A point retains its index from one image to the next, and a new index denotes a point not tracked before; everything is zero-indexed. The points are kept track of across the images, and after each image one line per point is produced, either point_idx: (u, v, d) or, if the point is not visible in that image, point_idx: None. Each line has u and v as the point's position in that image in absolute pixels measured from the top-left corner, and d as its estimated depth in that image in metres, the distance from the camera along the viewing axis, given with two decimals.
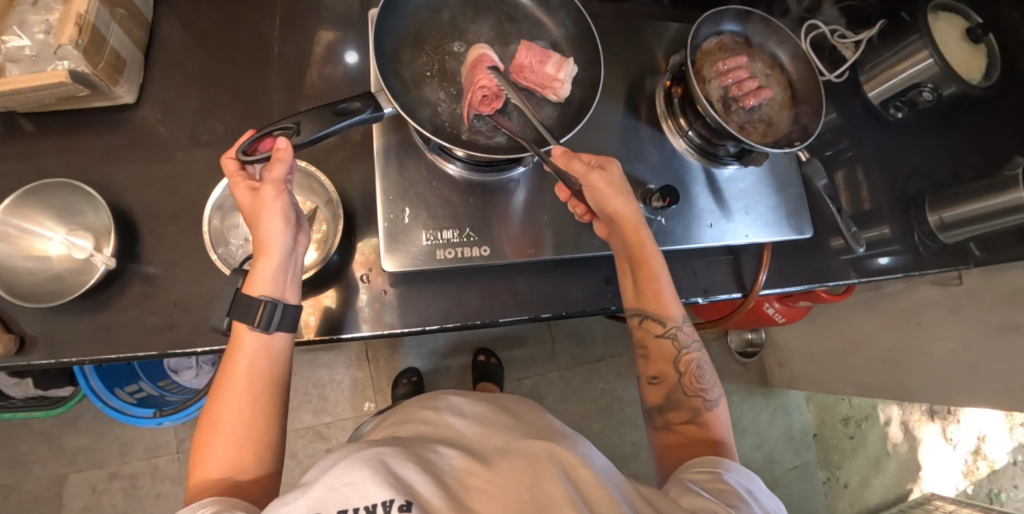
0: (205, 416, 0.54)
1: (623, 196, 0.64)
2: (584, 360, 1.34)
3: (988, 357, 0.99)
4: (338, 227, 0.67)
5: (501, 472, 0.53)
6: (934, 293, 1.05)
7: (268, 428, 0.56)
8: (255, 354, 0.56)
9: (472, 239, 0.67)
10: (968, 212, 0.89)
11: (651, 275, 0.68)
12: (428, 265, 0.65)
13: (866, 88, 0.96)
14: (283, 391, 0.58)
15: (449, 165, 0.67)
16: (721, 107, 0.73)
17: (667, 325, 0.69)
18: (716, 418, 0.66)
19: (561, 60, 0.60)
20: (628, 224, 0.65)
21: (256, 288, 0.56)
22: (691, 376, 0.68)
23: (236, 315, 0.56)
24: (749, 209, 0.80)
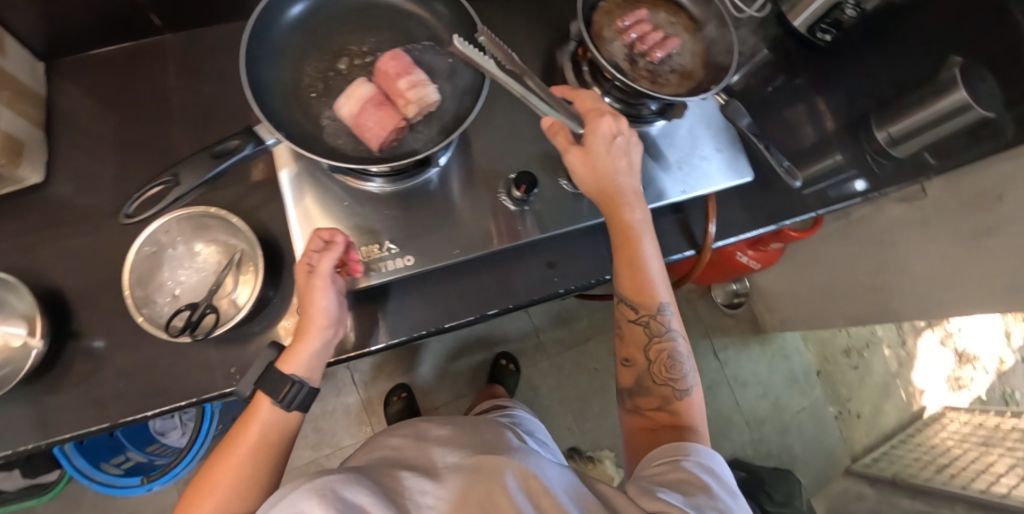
0: (205, 476, 0.58)
1: (604, 177, 0.64)
2: (571, 344, 1.32)
3: (967, 264, 0.98)
4: (264, 264, 0.65)
5: (450, 489, 0.53)
6: (902, 210, 1.03)
7: (254, 494, 0.58)
8: (268, 427, 0.61)
9: (395, 251, 0.65)
10: (913, 124, 0.86)
11: (632, 254, 0.66)
12: (354, 286, 0.64)
13: (790, 17, 0.91)
14: (278, 463, 0.61)
15: (368, 183, 0.66)
16: (627, 65, 0.70)
17: (641, 311, 0.68)
18: (687, 405, 0.67)
19: (418, 78, 0.55)
20: (609, 199, 0.65)
21: (290, 365, 0.61)
22: (662, 364, 0.68)
23: (261, 387, 0.60)
24: (682, 164, 0.76)
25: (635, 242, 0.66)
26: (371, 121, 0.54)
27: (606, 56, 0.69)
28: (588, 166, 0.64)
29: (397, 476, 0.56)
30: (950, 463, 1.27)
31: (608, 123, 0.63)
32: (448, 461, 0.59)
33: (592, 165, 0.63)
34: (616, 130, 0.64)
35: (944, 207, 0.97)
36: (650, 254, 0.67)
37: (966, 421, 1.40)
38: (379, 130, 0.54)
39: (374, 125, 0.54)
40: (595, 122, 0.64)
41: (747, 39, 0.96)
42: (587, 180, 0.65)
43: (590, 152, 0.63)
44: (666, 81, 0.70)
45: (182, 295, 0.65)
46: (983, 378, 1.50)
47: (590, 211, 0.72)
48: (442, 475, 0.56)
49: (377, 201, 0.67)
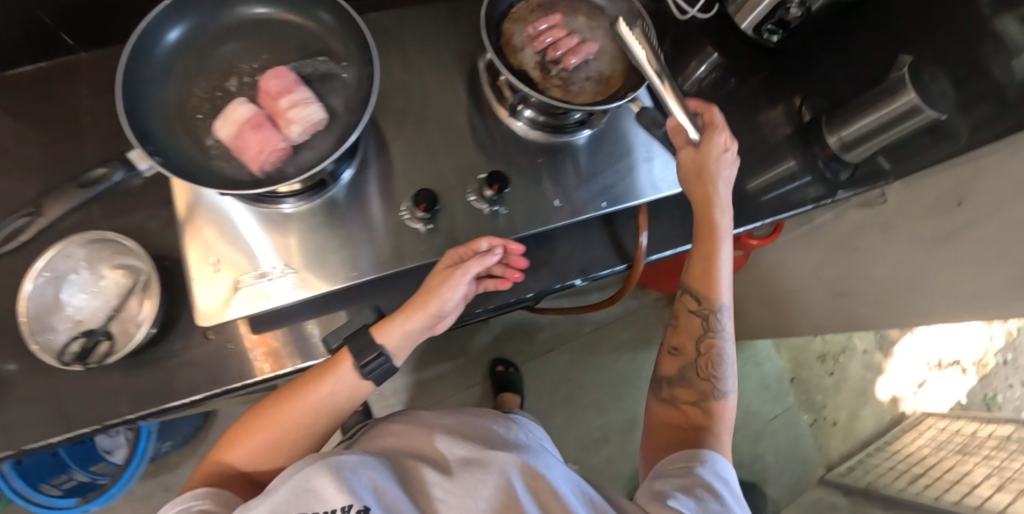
0: (267, 411, 0.60)
1: (701, 180, 0.68)
2: (534, 354, 1.26)
3: (929, 270, 0.94)
4: (160, 287, 0.63)
5: (462, 485, 0.48)
6: (862, 215, 0.99)
7: (291, 449, 0.59)
8: (342, 388, 0.61)
9: (289, 275, 0.63)
10: (866, 126, 0.82)
11: (707, 253, 0.69)
12: (245, 313, 0.62)
13: (737, 19, 0.88)
14: (328, 430, 0.61)
15: (280, 204, 0.64)
16: (540, 73, 0.67)
17: (704, 304, 0.69)
18: (721, 407, 0.66)
19: (301, 98, 0.53)
20: (701, 198, 0.69)
21: (386, 336, 0.63)
22: (708, 360, 0.68)
23: (350, 345, 0.62)
24: (603, 175, 0.72)
25: (708, 241, 0.69)
26: (250, 144, 0.52)
27: (516, 65, 0.66)
28: (694, 166, 0.68)
29: (410, 466, 0.52)
30: (925, 472, 1.21)
31: (723, 136, 0.67)
32: (455, 451, 0.54)
33: (698, 164, 0.67)
34: (726, 145, 0.68)
35: (904, 211, 0.93)
36: (724, 259, 0.69)
37: (945, 427, 1.36)
38: (258, 153, 0.52)
39: (255, 147, 0.51)
40: (712, 133, 0.67)
41: (694, 42, 0.92)
42: (692, 177, 0.69)
43: (698, 155, 0.67)
44: (581, 88, 0.67)
45: (84, 320, 0.64)
46: (960, 379, 1.46)
47: (502, 229, 0.69)
48: (454, 468, 0.51)
49: (288, 222, 0.65)
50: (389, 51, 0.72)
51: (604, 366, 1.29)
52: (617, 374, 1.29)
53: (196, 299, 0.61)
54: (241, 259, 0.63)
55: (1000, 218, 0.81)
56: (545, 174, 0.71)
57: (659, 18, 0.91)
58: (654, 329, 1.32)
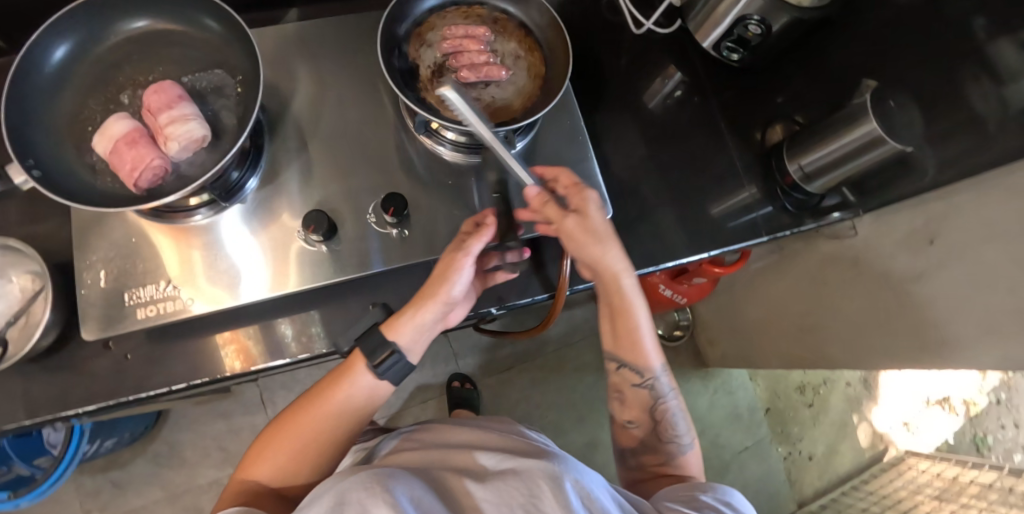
0: (286, 423, 0.62)
1: (601, 245, 0.63)
2: (494, 370, 1.25)
3: (898, 311, 0.86)
4: (56, 296, 0.62)
5: (500, 493, 0.48)
6: (834, 247, 0.94)
7: (317, 454, 0.62)
8: (359, 389, 0.63)
9: (176, 290, 0.60)
10: (826, 157, 0.76)
11: (629, 326, 0.68)
12: (126, 328, 0.58)
13: (697, 37, 0.85)
14: (351, 426, 0.64)
15: (192, 215, 0.62)
16: (432, 76, 0.65)
17: (645, 376, 0.69)
18: (685, 462, 0.70)
19: (181, 114, 0.52)
20: (607, 275, 0.65)
21: (399, 332, 0.63)
22: (665, 423, 0.70)
23: (363, 346, 0.63)
24: (524, 200, 0.68)
25: (630, 314, 0.68)
26: (124, 160, 0.51)
27: (413, 61, 0.65)
28: (585, 234, 0.63)
29: (447, 480, 0.52)
30: None
31: (595, 200, 0.64)
32: (490, 463, 0.54)
33: (587, 233, 0.63)
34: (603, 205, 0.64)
35: (874, 247, 0.87)
36: (644, 323, 0.69)
37: (923, 467, 1.27)
38: (131, 170, 0.51)
39: (131, 166, 0.50)
40: (583, 197, 0.64)
41: (653, 59, 0.89)
42: (591, 245, 0.63)
43: (584, 229, 0.62)
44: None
45: None
46: (946, 418, 1.34)
47: (408, 252, 0.65)
48: (490, 477, 0.51)
49: (202, 233, 0.62)
50: (313, 60, 0.70)
51: (566, 386, 1.27)
52: (581, 396, 1.26)
53: (182, 304, 0.60)
54: (203, 267, 0.61)
55: (968, 260, 0.73)
56: (464, 194, 0.68)
57: (615, 34, 0.88)
58: None
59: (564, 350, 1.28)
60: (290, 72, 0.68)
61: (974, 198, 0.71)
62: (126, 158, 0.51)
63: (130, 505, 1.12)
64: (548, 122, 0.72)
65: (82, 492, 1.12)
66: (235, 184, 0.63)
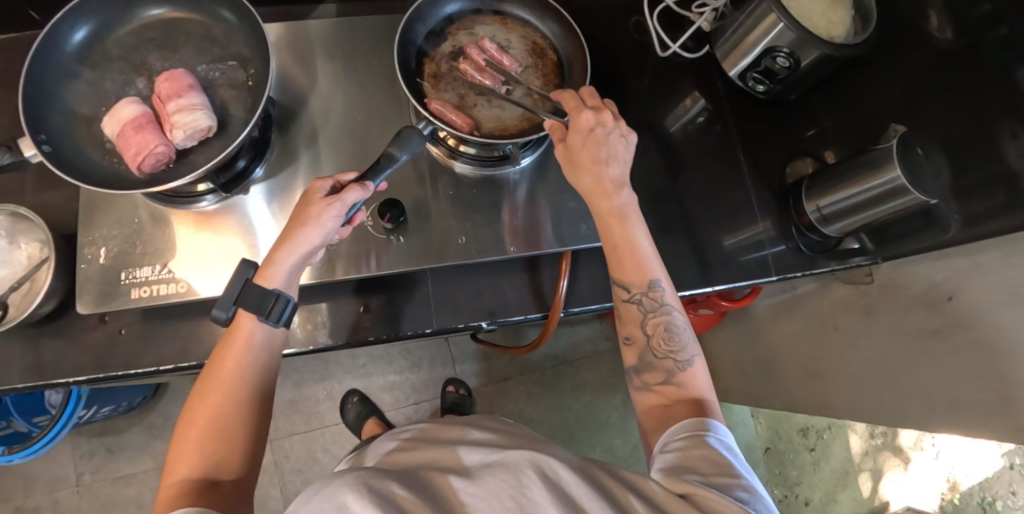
0: (189, 409, 0.52)
1: (587, 169, 0.59)
2: (491, 380, 1.24)
3: (908, 367, 0.82)
4: (59, 268, 0.63)
5: (488, 486, 0.46)
6: (848, 292, 0.91)
7: (244, 423, 0.52)
8: (252, 342, 0.55)
9: (172, 274, 0.61)
10: (848, 201, 0.73)
11: (610, 240, 0.61)
12: (120, 306, 0.60)
13: (725, 66, 0.83)
14: (269, 386, 0.56)
15: (200, 201, 0.62)
16: (448, 55, 0.67)
17: (634, 289, 0.61)
18: (691, 378, 0.59)
19: (189, 104, 0.53)
20: (593, 191, 0.59)
21: (271, 280, 0.55)
22: (660, 338, 0.60)
23: (244, 303, 0.54)
24: (526, 216, 0.67)
25: (616, 225, 0.60)
26: (129, 144, 0.52)
27: (447, 36, 0.67)
28: (571, 162, 0.59)
29: (435, 475, 0.49)
30: None
31: (586, 115, 0.58)
32: (474, 458, 0.52)
33: (573, 158, 0.59)
34: (596, 122, 0.58)
35: (889, 298, 0.84)
36: (637, 237, 0.61)
37: None
38: (134, 154, 0.51)
39: (136, 150, 0.51)
40: (575, 114, 0.58)
41: (678, 83, 0.87)
42: (578, 170, 0.59)
43: (572, 153, 0.59)
44: (443, 88, 0.65)
45: None
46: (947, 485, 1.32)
47: (402, 259, 0.64)
48: (477, 473, 0.49)
49: (209, 219, 0.63)
50: (330, 57, 0.70)
51: (562, 404, 1.25)
52: (575, 414, 1.25)
53: (189, 287, 0.61)
54: (217, 255, 0.62)
55: (987, 322, 0.69)
56: (465, 205, 0.67)
57: (641, 54, 0.86)
58: (620, 373, 1.28)
59: (563, 367, 1.27)
60: (310, 68, 0.69)
61: (999, 258, 0.68)
62: (133, 141, 0.52)
63: (122, 472, 1.15)
64: None
65: (79, 453, 1.15)
66: (241, 172, 0.63)
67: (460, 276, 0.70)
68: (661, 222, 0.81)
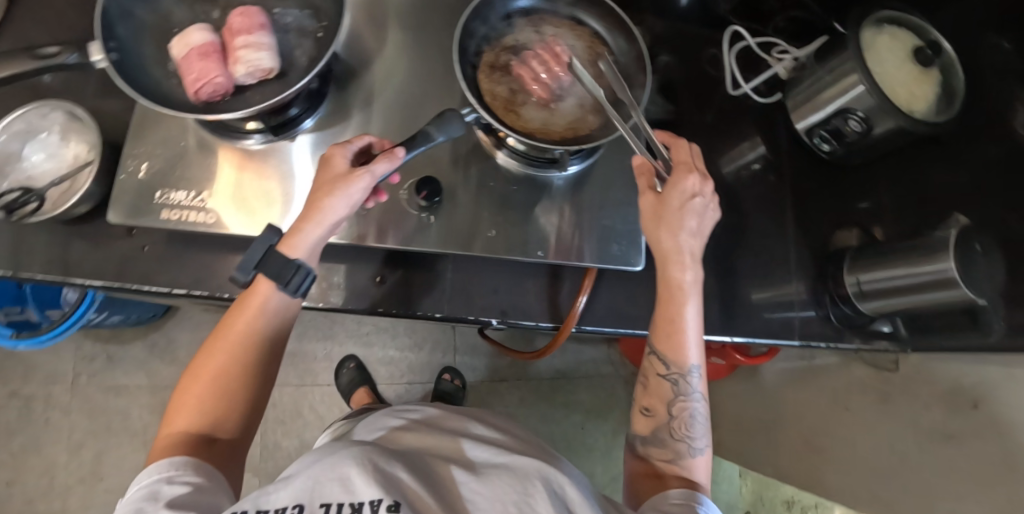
0: (198, 364, 0.53)
1: (671, 229, 0.59)
2: (486, 377, 1.23)
3: (914, 466, 0.79)
4: (102, 175, 0.65)
5: (490, 486, 0.45)
6: (867, 374, 0.87)
7: (244, 385, 0.53)
8: (263, 309, 0.54)
9: (203, 204, 0.61)
10: (890, 281, 0.70)
11: (669, 313, 0.60)
12: (147, 223, 0.60)
13: (793, 116, 0.80)
14: (275, 355, 0.56)
15: (247, 139, 0.63)
16: (505, 51, 0.63)
17: (672, 368, 0.60)
18: (694, 467, 0.58)
19: (256, 41, 0.53)
20: (666, 255, 0.60)
21: (294, 249, 0.54)
22: (682, 422, 0.59)
23: (264, 270, 0.53)
24: (559, 224, 0.66)
25: (678, 301, 0.60)
26: (190, 69, 0.52)
27: (513, 29, 0.64)
28: (656, 216, 0.60)
29: (437, 464, 0.49)
30: None
31: (692, 181, 0.59)
32: (480, 455, 0.52)
33: (660, 213, 0.59)
34: (697, 190, 0.59)
35: (910, 390, 0.80)
36: (691, 317, 0.60)
37: None
38: (195, 79, 0.52)
39: (197, 75, 0.52)
40: (679, 175, 0.60)
41: (742, 124, 0.84)
42: (661, 227, 0.59)
43: (661, 206, 0.59)
44: (496, 79, 0.61)
45: (34, 178, 0.66)
46: None
47: (428, 239, 0.63)
48: (482, 470, 0.49)
49: (250, 157, 0.64)
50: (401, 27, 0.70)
51: (552, 417, 1.24)
52: (562, 432, 1.23)
53: (218, 220, 0.61)
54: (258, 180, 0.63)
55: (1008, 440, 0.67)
56: (501, 200, 0.66)
57: (711, 88, 0.84)
58: (617, 398, 1.27)
59: (561, 381, 1.26)
60: (379, 34, 0.70)
61: None
62: (194, 66, 0.52)
63: (115, 382, 1.17)
64: (617, 155, 0.70)
65: (81, 353, 1.18)
66: (291, 120, 0.64)
67: (481, 268, 0.69)
68: None
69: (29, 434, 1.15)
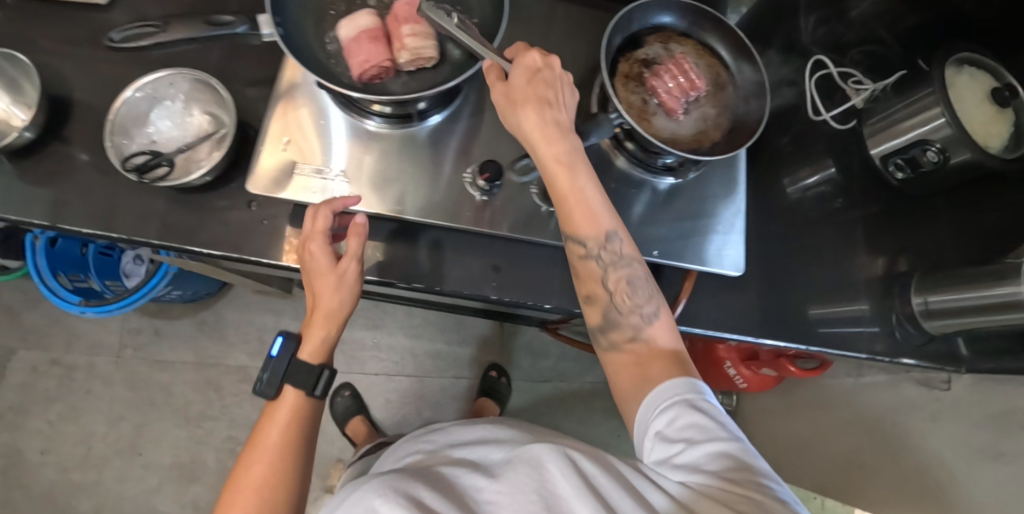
0: (235, 475, 0.58)
1: (540, 114, 0.56)
2: (528, 377, 1.26)
3: (963, 483, 0.83)
4: (232, 149, 0.66)
5: (511, 485, 0.48)
6: (918, 394, 0.90)
7: (286, 485, 0.58)
8: (290, 411, 0.60)
9: (347, 183, 0.63)
10: (957, 301, 0.75)
11: (557, 195, 0.58)
12: (294, 196, 0.62)
13: (869, 143, 0.85)
14: (309, 450, 0.62)
15: (366, 120, 0.65)
16: (637, 62, 0.67)
17: (590, 244, 0.58)
18: (658, 331, 0.59)
19: (423, 31, 0.56)
20: (553, 149, 0.57)
21: (315, 357, 0.62)
22: (626, 293, 0.60)
23: (291, 381, 0.60)
24: (670, 226, 0.73)
25: (562, 174, 0.57)
26: (360, 50, 0.55)
27: (644, 43, 0.69)
28: (511, 104, 0.57)
29: (451, 475, 0.52)
30: None
31: (535, 57, 0.57)
32: (494, 457, 0.54)
33: (516, 100, 0.56)
34: (541, 63, 0.58)
35: (961, 411, 0.84)
36: (586, 187, 0.58)
37: None
38: (364, 60, 0.55)
39: (367, 56, 0.55)
40: (522, 55, 0.58)
41: (811, 149, 0.89)
42: (517, 112, 0.57)
43: (512, 92, 0.57)
44: (630, 90, 0.66)
45: (159, 142, 0.67)
46: None
47: (552, 232, 0.67)
48: (499, 470, 0.51)
49: (373, 140, 0.66)
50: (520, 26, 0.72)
51: (590, 422, 1.26)
52: (599, 437, 1.26)
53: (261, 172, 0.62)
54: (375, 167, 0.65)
55: None
56: None
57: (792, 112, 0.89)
58: None
59: (602, 386, 1.29)
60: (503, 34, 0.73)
61: None
62: (365, 48, 0.55)
63: (161, 357, 1.17)
64: (715, 171, 0.76)
65: (127, 326, 1.17)
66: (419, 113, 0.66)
67: None
68: (769, 273, 0.81)
69: (68, 402, 1.13)
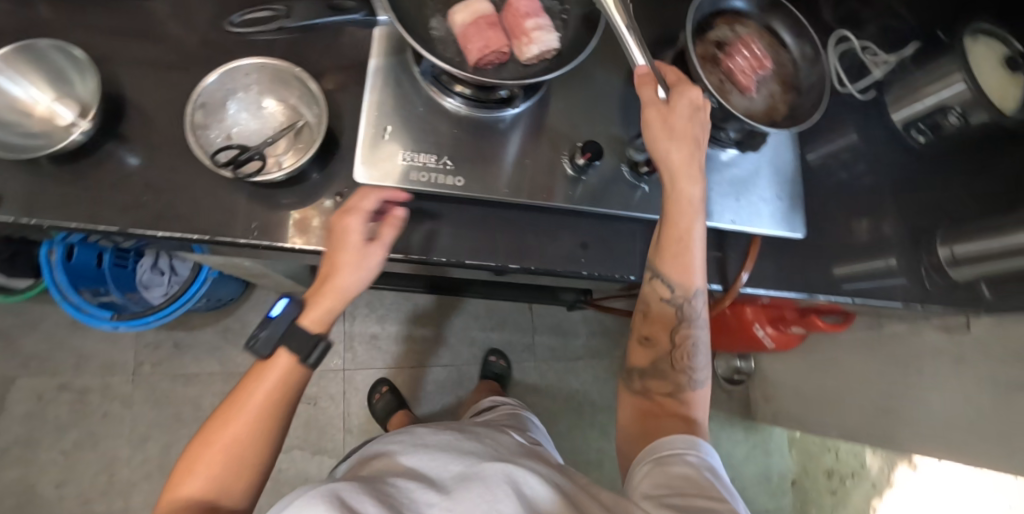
0: (212, 424, 0.56)
1: (679, 145, 0.62)
2: (563, 357, 1.35)
3: (989, 414, 0.92)
4: (321, 141, 0.63)
5: (462, 502, 0.48)
6: (939, 337, 0.98)
7: (257, 453, 0.56)
8: (281, 377, 0.58)
9: (449, 168, 0.65)
10: (983, 248, 0.82)
11: (672, 233, 0.63)
12: (400, 184, 0.63)
13: (890, 110, 0.93)
14: (285, 424, 0.59)
15: (447, 98, 0.66)
16: (709, 43, 0.73)
17: (678, 293, 0.65)
18: (694, 398, 0.68)
19: (542, 23, 0.61)
20: (682, 188, 0.62)
21: (315, 324, 0.58)
22: (684, 351, 0.67)
23: (289, 344, 0.57)
24: (739, 197, 0.77)
25: (685, 214, 0.63)
26: (481, 37, 0.60)
27: (714, 25, 0.74)
28: (664, 127, 0.62)
29: (406, 487, 0.51)
30: None
31: (696, 93, 0.63)
32: (450, 471, 0.54)
33: (669, 125, 0.61)
34: (700, 103, 0.63)
35: (982, 349, 0.92)
36: (697, 236, 0.63)
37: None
38: (483, 46, 0.60)
39: (488, 43, 0.60)
40: (685, 87, 0.63)
41: (840, 119, 0.94)
42: (664, 141, 0.62)
43: (667, 115, 0.62)
44: (707, 68, 0.71)
45: (236, 136, 0.65)
46: None
47: (639, 206, 0.69)
48: (451, 488, 0.51)
49: (450, 119, 0.67)
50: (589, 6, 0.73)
51: None
52: None
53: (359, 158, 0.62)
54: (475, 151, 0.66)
55: None
56: None
57: None
58: None
59: None
60: None
61: None
62: (487, 36, 0.60)
63: (184, 370, 1.16)
64: (772, 142, 0.80)
65: (143, 342, 1.16)
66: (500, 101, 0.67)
67: None
68: (816, 237, 0.87)
69: (87, 427, 1.12)
